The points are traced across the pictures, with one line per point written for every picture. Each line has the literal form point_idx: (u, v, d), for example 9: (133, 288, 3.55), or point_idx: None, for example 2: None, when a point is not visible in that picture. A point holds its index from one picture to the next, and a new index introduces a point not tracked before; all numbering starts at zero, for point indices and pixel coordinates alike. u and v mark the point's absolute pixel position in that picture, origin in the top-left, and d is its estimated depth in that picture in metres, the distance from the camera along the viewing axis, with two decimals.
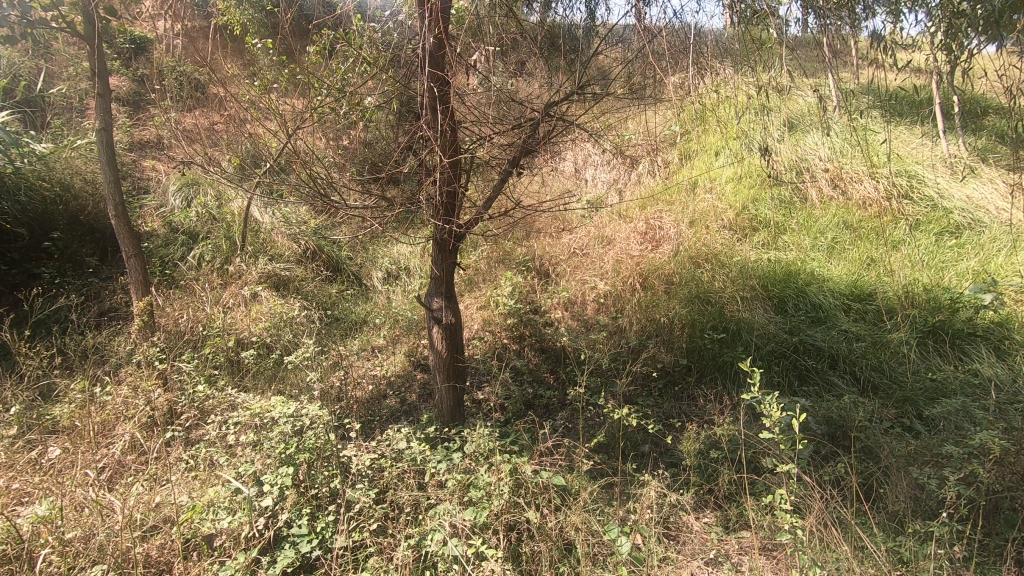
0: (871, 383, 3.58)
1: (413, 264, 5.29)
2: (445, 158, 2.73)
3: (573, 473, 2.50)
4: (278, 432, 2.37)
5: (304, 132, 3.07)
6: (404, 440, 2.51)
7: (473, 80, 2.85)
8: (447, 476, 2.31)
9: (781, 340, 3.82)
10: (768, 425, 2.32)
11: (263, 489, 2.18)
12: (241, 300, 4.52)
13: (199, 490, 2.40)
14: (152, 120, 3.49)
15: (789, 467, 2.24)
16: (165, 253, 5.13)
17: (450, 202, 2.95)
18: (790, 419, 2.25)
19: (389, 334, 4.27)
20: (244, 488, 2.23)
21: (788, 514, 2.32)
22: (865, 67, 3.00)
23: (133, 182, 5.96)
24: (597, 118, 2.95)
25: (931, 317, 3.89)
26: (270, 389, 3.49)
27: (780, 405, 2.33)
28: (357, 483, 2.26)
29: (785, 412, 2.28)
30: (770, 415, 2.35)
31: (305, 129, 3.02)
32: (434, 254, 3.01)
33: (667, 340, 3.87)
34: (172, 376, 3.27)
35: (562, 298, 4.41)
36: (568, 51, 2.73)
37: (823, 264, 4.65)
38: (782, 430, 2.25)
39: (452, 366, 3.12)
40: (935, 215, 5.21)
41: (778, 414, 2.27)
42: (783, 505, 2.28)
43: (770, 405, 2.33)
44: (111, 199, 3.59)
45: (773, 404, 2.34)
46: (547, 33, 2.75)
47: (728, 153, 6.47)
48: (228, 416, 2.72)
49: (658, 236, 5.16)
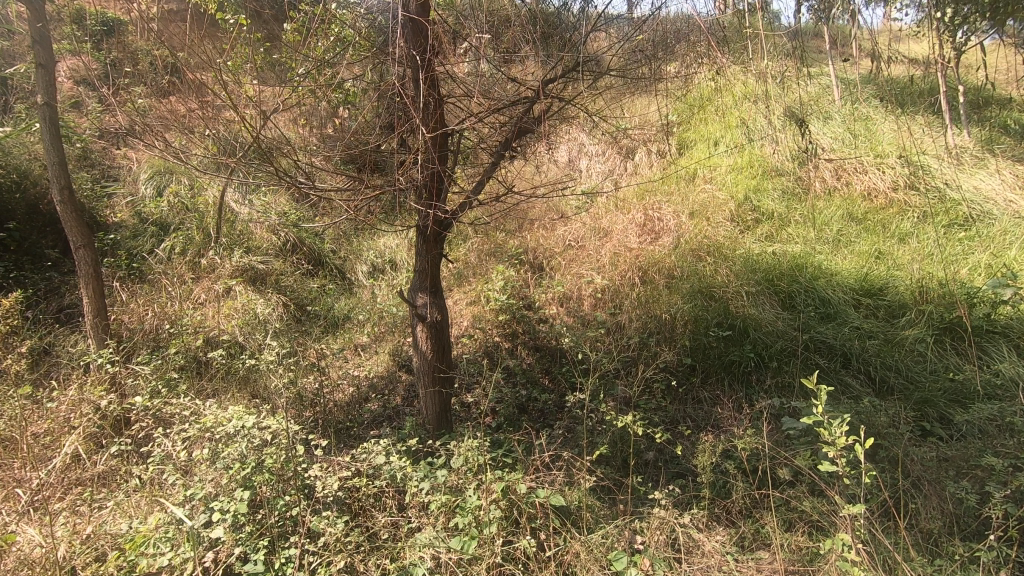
0: (887, 384, 3.37)
1: (400, 257, 5.02)
2: (428, 134, 2.42)
3: (573, 490, 2.25)
4: (233, 450, 2.04)
5: (282, 119, 2.80)
6: (384, 454, 2.23)
7: (462, 56, 2.57)
8: (429, 497, 2.02)
9: (791, 338, 3.58)
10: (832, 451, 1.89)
11: (212, 517, 1.86)
12: (213, 296, 4.20)
13: (145, 513, 2.09)
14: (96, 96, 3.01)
15: (854, 506, 1.92)
16: (133, 244, 4.76)
17: (435, 186, 2.64)
18: (857, 444, 1.82)
19: (373, 331, 4.01)
20: (191, 516, 1.90)
21: (838, 552, 1.97)
22: (880, 51, 2.79)
23: (102, 172, 5.61)
24: (595, 97, 2.68)
25: (948, 313, 3.66)
26: (244, 395, 3.18)
27: (846, 428, 1.86)
28: (323, 512, 1.96)
29: (854, 436, 1.82)
30: (833, 442, 1.88)
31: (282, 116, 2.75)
32: (418, 245, 2.71)
33: (670, 338, 3.62)
34: (126, 380, 2.91)
35: (557, 293, 4.15)
36: (562, 34, 2.48)
37: (831, 257, 4.42)
38: (843, 459, 1.85)
39: (438, 368, 2.84)
40: (943, 206, 4.96)
41: (843, 439, 1.81)
42: (847, 552, 1.91)
43: (835, 429, 1.85)
44: (56, 182, 3.02)
45: (840, 428, 1.85)
46: (536, 19, 2.44)
47: (727, 142, 6.24)
48: (183, 427, 2.38)
49: (657, 228, 4.90)
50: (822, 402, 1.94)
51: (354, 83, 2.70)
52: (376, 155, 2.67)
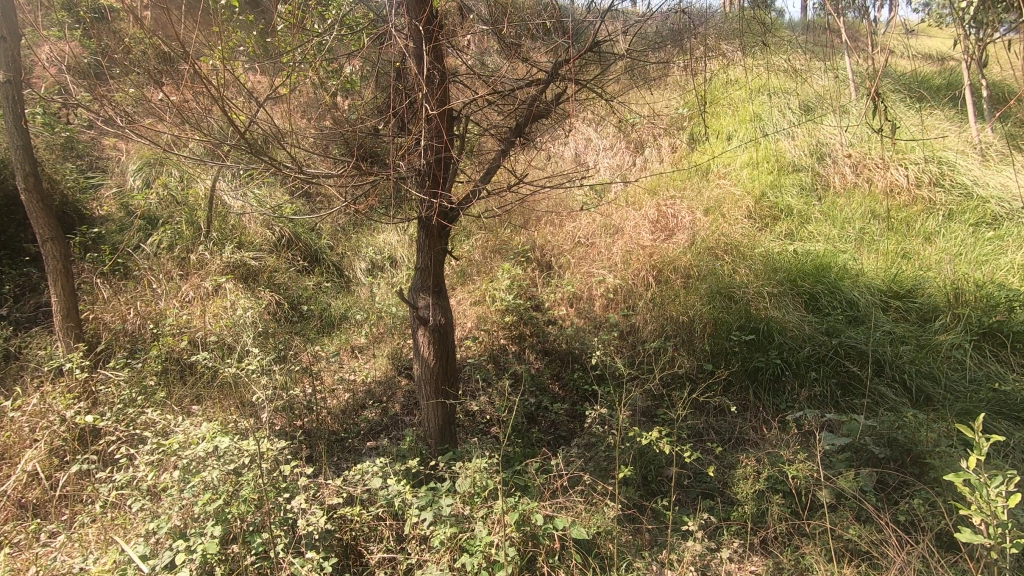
0: (925, 394, 3.08)
1: (400, 254, 4.76)
2: (431, 115, 2.14)
3: (594, 517, 2.01)
4: (202, 477, 1.80)
5: (275, 108, 2.55)
6: (380, 478, 1.99)
7: (469, 34, 2.29)
8: (432, 530, 1.80)
9: (819, 343, 3.31)
10: (976, 515, 1.53)
11: (175, 559, 1.62)
12: (201, 295, 3.93)
13: (107, 547, 1.85)
14: (62, 75, 2.76)
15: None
16: (119, 239, 4.49)
17: (439, 174, 2.37)
18: (1007, 510, 1.49)
19: (371, 332, 3.75)
20: (152, 555, 1.68)
21: None
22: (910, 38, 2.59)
23: (89, 163, 5.31)
24: (614, 79, 2.40)
25: (987, 318, 3.39)
26: (231, 404, 2.93)
27: (1005, 490, 1.51)
28: (306, 551, 1.71)
29: (1009, 500, 1.49)
30: (978, 506, 1.54)
31: (275, 104, 2.50)
32: (419, 240, 2.46)
33: (688, 343, 3.38)
34: (99, 389, 2.67)
35: (566, 293, 3.89)
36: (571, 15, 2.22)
37: (855, 256, 4.16)
38: (989, 528, 1.51)
39: (441, 377, 2.58)
40: (970, 203, 4.65)
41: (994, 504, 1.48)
42: None
43: (990, 491, 1.51)
44: (20, 169, 2.79)
45: (995, 490, 1.52)
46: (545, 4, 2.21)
47: (741, 137, 5.96)
48: (153, 446, 2.14)
49: (671, 224, 4.64)
50: (982, 453, 1.56)
51: (353, 70, 2.44)
52: (374, 139, 2.41)
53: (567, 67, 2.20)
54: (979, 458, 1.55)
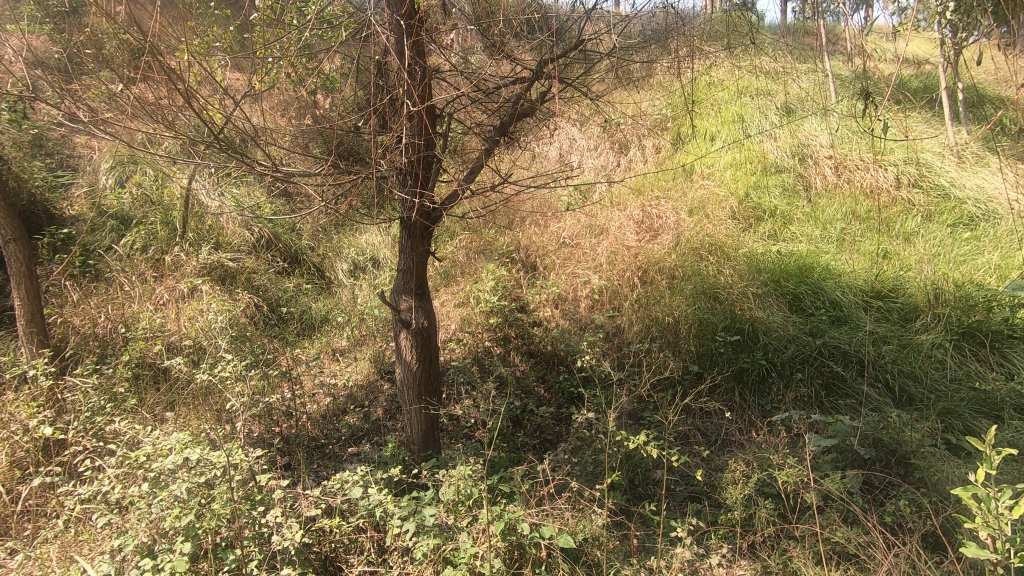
0: (906, 394, 3.11)
1: (382, 254, 4.68)
2: (412, 112, 2.07)
3: (581, 523, 1.98)
4: (170, 491, 1.73)
5: (252, 105, 2.46)
6: (361, 488, 1.92)
7: (453, 31, 2.23)
8: (415, 542, 1.75)
9: (802, 343, 3.32)
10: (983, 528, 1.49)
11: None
12: (176, 297, 3.81)
13: (74, 563, 1.77)
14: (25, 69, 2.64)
15: None
16: (90, 240, 4.34)
17: (422, 174, 2.31)
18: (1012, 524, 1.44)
19: (352, 335, 3.68)
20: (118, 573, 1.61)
21: None
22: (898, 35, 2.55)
23: (59, 161, 5.13)
24: (599, 78, 2.36)
25: (966, 317, 3.42)
26: (206, 411, 2.84)
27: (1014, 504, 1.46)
28: (282, 567, 1.65)
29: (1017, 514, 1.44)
30: (984, 518, 1.49)
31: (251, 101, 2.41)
32: (402, 241, 2.40)
33: (673, 344, 3.36)
34: (66, 396, 2.56)
35: (551, 294, 3.85)
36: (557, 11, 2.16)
37: (837, 256, 4.19)
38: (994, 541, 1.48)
39: (425, 383, 2.52)
40: (947, 204, 4.71)
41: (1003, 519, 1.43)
42: None
43: (999, 503, 1.46)
44: None
45: (1004, 503, 1.47)
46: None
47: (724, 138, 5.97)
48: (122, 457, 2.06)
49: (655, 225, 4.62)
50: (993, 466, 1.50)
51: (333, 66, 2.35)
52: (354, 138, 2.34)
53: (551, 66, 2.15)
54: (990, 471, 1.49)
